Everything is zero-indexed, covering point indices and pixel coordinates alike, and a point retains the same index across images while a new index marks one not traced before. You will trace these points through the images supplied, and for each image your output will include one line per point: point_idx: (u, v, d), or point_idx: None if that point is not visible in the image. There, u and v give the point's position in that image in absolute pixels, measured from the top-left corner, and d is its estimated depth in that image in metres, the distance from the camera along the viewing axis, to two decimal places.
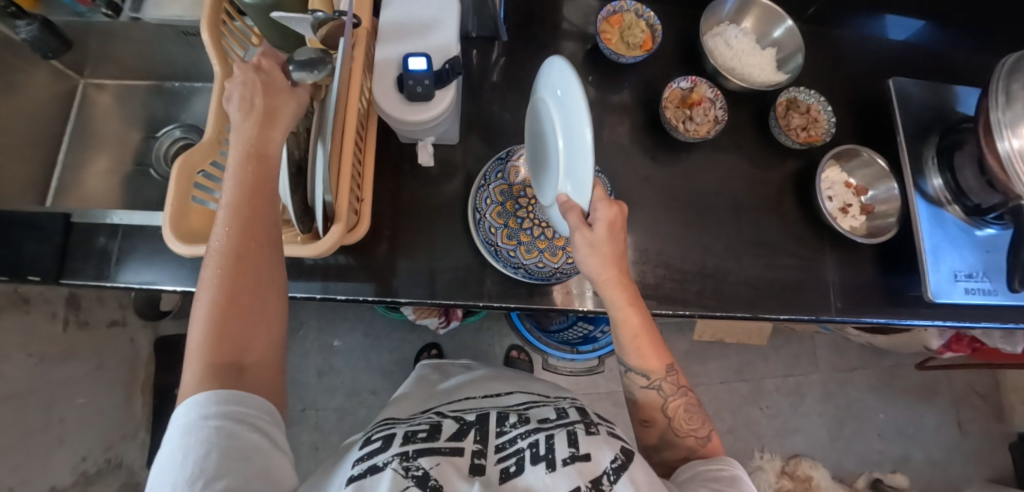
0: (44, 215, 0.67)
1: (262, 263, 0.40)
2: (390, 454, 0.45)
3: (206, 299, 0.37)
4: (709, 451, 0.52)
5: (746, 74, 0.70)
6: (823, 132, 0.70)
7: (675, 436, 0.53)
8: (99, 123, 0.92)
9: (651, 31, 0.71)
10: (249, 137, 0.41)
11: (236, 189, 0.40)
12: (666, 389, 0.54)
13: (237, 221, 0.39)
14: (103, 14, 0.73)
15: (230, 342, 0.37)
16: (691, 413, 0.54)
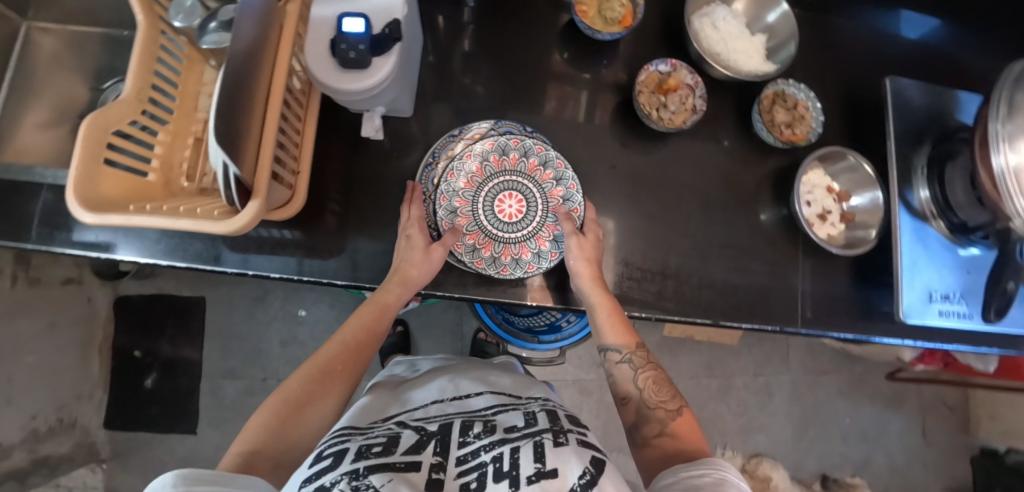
0: None
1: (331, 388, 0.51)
2: (339, 473, 0.37)
3: (281, 396, 0.48)
4: (672, 429, 0.49)
5: (731, 61, 0.64)
6: (808, 131, 0.64)
7: (646, 408, 0.51)
8: (41, 69, 0.84)
9: (633, 5, 0.64)
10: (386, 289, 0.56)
11: (359, 326, 0.56)
12: (633, 364, 0.54)
13: (350, 346, 0.55)
14: None
15: (278, 438, 0.44)
16: (661, 386, 0.53)
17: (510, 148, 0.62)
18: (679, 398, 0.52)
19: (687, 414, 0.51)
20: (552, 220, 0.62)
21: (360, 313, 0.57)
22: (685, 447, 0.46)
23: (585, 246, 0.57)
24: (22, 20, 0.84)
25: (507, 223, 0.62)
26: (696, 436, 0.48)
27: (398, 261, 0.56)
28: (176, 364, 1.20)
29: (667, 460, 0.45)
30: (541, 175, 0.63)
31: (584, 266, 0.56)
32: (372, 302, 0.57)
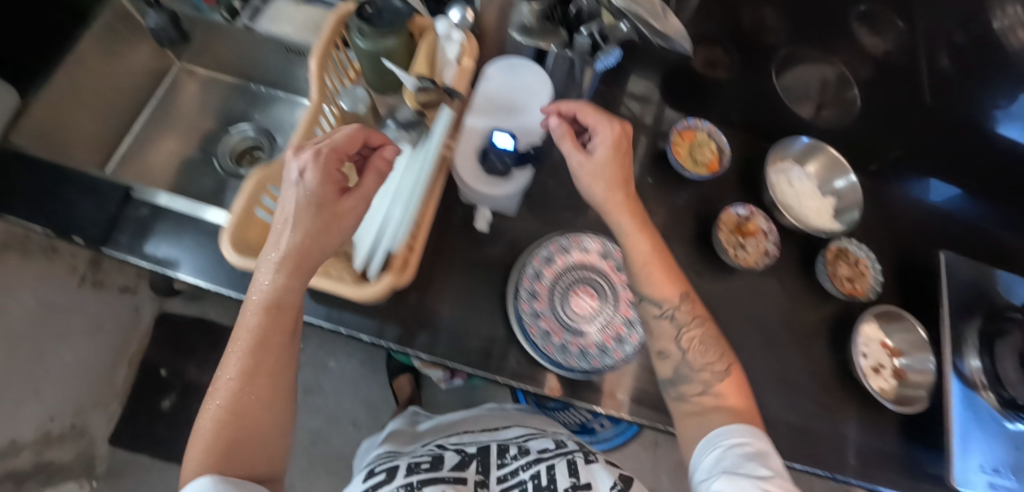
0: (108, 183, 0.68)
1: (269, 393, 0.42)
2: (395, 485, 0.47)
3: (214, 411, 0.40)
4: (718, 387, 0.48)
5: (801, 214, 0.72)
6: (869, 287, 0.70)
7: (685, 369, 0.50)
8: (180, 104, 0.94)
9: (720, 152, 0.72)
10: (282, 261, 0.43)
11: (249, 347, 0.42)
12: (670, 317, 0.51)
13: (253, 362, 0.41)
14: (221, 16, 0.76)
15: (227, 453, 0.38)
16: (707, 346, 0.50)
17: (592, 247, 0.64)
18: (725, 357, 0.50)
19: (733, 376, 0.49)
20: (619, 320, 0.61)
21: (244, 329, 0.43)
22: (726, 406, 0.47)
23: (613, 173, 0.52)
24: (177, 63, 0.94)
25: (580, 316, 0.61)
26: (743, 393, 0.48)
27: (301, 208, 0.43)
28: (196, 390, 1.16)
29: (698, 416, 0.47)
30: (615, 276, 0.63)
31: (606, 187, 0.51)
32: (257, 304, 0.43)
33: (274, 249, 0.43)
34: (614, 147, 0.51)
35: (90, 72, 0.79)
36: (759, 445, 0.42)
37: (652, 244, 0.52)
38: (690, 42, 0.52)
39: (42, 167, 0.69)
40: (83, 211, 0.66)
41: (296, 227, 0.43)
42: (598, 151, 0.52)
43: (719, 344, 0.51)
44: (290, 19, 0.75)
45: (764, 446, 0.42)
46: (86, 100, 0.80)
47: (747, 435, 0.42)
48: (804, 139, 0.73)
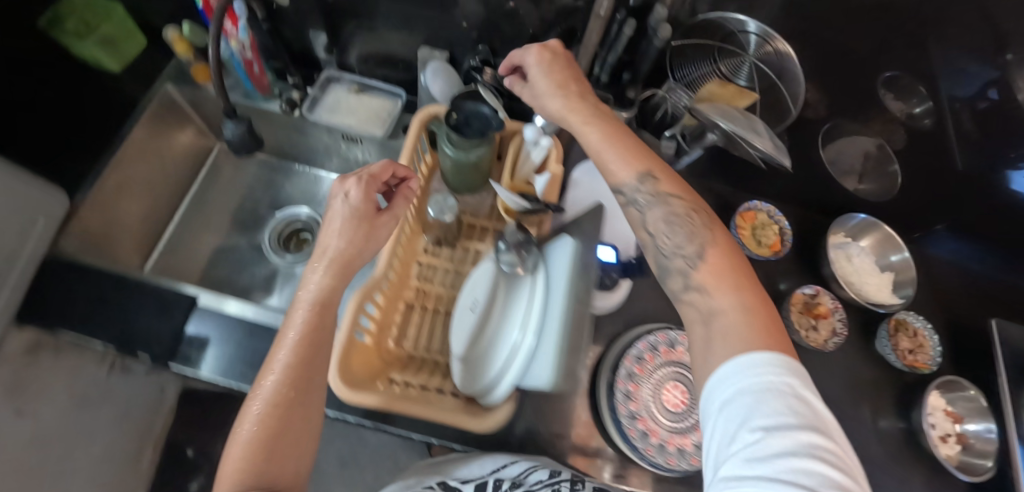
0: (173, 293, 0.65)
1: (307, 401, 0.42)
2: None
3: (252, 420, 0.40)
4: (699, 281, 0.43)
5: (861, 288, 0.74)
6: (929, 359, 0.73)
7: (662, 258, 0.46)
8: (221, 184, 0.91)
9: (783, 234, 0.75)
10: (327, 273, 0.47)
11: (297, 342, 0.43)
12: (643, 200, 0.47)
13: (297, 360, 0.43)
14: (281, 110, 0.76)
15: (260, 457, 0.38)
16: (673, 224, 0.46)
17: (678, 342, 0.65)
18: (706, 232, 0.45)
19: (715, 253, 0.43)
20: None
21: (295, 321, 0.45)
22: (721, 307, 0.41)
23: (555, 84, 0.53)
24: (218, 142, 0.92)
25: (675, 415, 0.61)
26: (731, 283, 0.42)
27: (334, 220, 0.48)
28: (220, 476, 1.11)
29: (703, 324, 0.41)
30: None
31: (563, 100, 0.52)
32: (306, 300, 0.46)
33: (327, 261, 0.47)
34: (559, 62, 0.54)
35: (137, 164, 0.77)
36: (768, 380, 0.35)
37: (602, 128, 0.50)
38: (789, 153, 0.50)
39: (102, 277, 0.66)
40: (151, 325, 0.63)
41: (343, 240, 0.47)
42: (539, 82, 0.54)
43: (701, 219, 0.45)
44: (354, 111, 0.75)
45: (773, 378, 0.35)
46: (132, 193, 0.77)
47: (755, 369, 0.36)
48: (860, 216, 0.77)
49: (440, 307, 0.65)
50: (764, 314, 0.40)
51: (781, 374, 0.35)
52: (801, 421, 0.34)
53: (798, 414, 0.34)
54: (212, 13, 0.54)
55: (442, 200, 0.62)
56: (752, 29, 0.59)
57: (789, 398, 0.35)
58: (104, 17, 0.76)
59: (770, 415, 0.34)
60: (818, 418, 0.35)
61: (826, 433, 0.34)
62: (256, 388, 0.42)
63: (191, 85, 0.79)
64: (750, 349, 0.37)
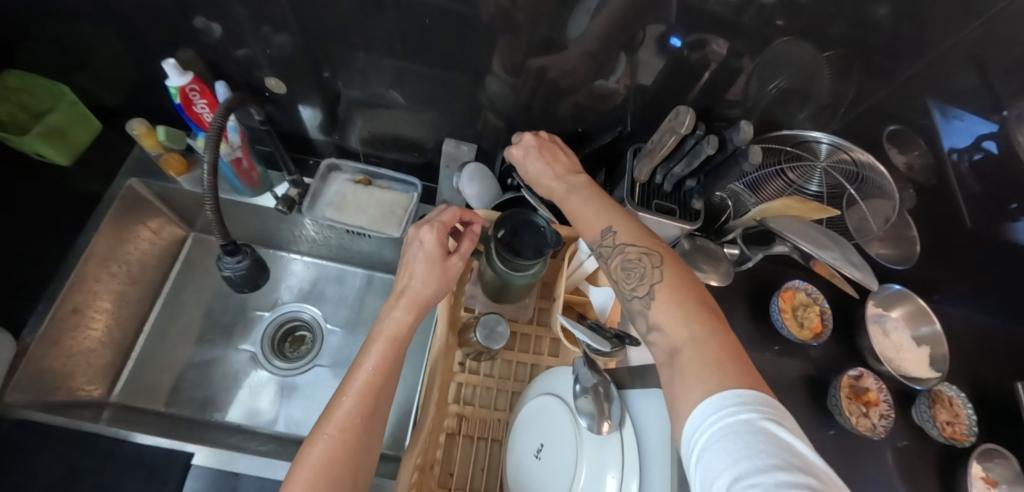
0: (165, 451, 0.59)
1: (370, 442, 0.40)
2: None
3: (319, 453, 0.37)
4: (654, 319, 0.41)
5: (899, 363, 0.74)
6: (966, 429, 0.72)
7: (623, 304, 0.44)
8: (197, 279, 0.81)
9: (822, 315, 0.74)
10: (409, 310, 0.45)
11: (375, 371, 0.42)
12: (606, 252, 0.46)
13: (372, 393, 0.41)
14: (276, 208, 0.67)
15: None
16: (629, 270, 0.44)
17: None
18: (658, 271, 0.43)
19: (665, 288, 0.41)
20: None
21: (374, 347, 0.43)
22: (680, 343, 0.38)
23: (544, 161, 0.55)
24: (190, 231, 0.83)
25: None
26: (683, 315, 0.39)
27: (408, 262, 0.47)
28: None
29: (669, 365, 0.38)
30: None
31: (551, 177, 0.53)
32: (391, 328, 0.44)
33: (410, 300, 0.45)
34: (537, 147, 0.56)
35: (98, 281, 0.69)
36: (726, 421, 0.32)
37: (576, 195, 0.51)
38: (875, 275, 0.51)
39: (70, 435, 0.58)
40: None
41: (423, 277, 0.46)
42: (528, 165, 0.56)
43: (652, 258, 0.43)
44: (364, 208, 0.68)
45: (732, 417, 0.32)
46: (92, 312, 0.68)
47: (710, 415, 0.33)
48: (895, 287, 0.77)
49: (486, 434, 0.57)
50: (722, 344, 0.37)
51: (742, 410, 0.32)
52: (769, 451, 0.29)
53: (762, 445, 0.29)
54: (210, 129, 0.49)
55: (491, 322, 0.55)
56: (823, 139, 0.64)
57: (751, 431, 0.30)
58: (52, 103, 0.66)
59: (731, 455, 0.29)
60: (789, 447, 0.30)
61: (803, 463, 0.29)
62: (326, 417, 0.40)
63: (160, 180, 0.72)
64: (707, 393, 0.34)
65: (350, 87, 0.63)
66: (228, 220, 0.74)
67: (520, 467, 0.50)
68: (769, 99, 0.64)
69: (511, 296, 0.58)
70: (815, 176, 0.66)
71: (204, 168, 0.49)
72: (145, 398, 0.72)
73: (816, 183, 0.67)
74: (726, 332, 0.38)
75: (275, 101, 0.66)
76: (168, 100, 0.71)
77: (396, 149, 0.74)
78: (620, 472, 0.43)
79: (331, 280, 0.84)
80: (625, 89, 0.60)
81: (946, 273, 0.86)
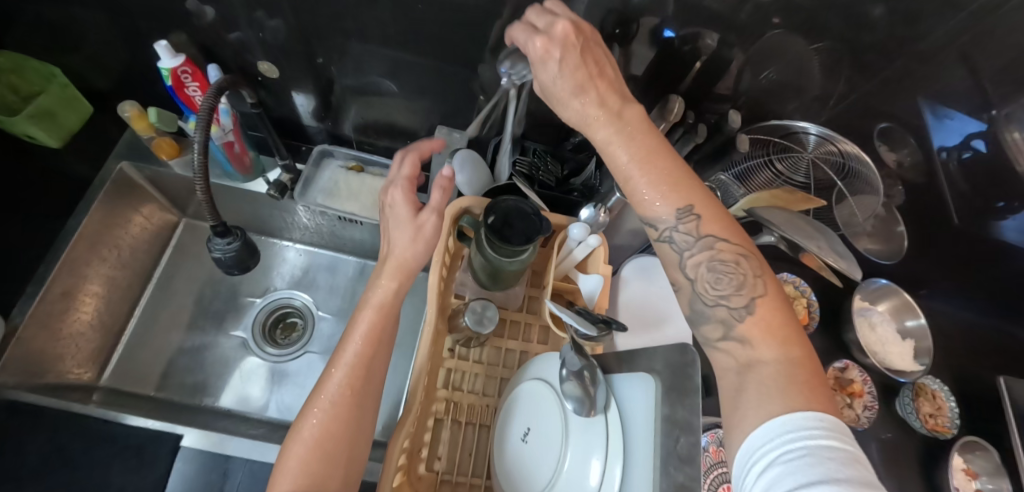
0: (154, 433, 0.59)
1: (363, 414, 0.41)
2: None
3: (312, 426, 0.38)
4: (743, 332, 0.38)
5: (885, 357, 0.75)
6: (949, 422, 0.73)
7: (701, 305, 0.40)
8: (188, 266, 0.81)
9: (810, 307, 0.75)
10: (393, 283, 0.44)
11: (363, 343, 0.42)
12: (682, 241, 0.40)
13: (361, 364, 0.41)
14: (267, 193, 0.67)
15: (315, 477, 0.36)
16: (718, 273, 0.39)
17: (710, 441, 0.62)
18: (758, 284, 0.38)
19: (764, 303, 0.38)
20: None
21: (362, 318, 0.43)
22: (762, 359, 0.36)
23: (576, 82, 0.42)
24: (182, 217, 0.83)
25: None
26: (781, 337, 0.37)
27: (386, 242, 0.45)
28: None
29: (738, 375, 0.37)
30: None
31: (590, 112, 0.43)
32: (377, 297, 0.44)
33: (396, 268, 0.44)
34: (579, 53, 0.41)
35: (88, 266, 0.68)
36: (802, 444, 0.31)
37: (631, 150, 0.41)
38: (858, 265, 0.52)
39: (58, 419, 0.58)
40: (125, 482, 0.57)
41: (413, 249, 0.44)
42: (553, 81, 0.43)
43: (751, 267, 0.39)
44: (356, 195, 0.68)
45: (809, 442, 0.31)
46: (82, 296, 0.68)
47: (782, 433, 0.32)
48: (881, 281, 0.78)
49: (474, 419, 0.57)
50: (809, 372, 0.35)
51: (820, 436, 0.31)
52: (850, 483, 0.28)
53: (843, 476, 0.29)
54: (201, 108, 0.49)
55: (482, 308, 0.55)
56: (812, 131, 0.66)
57: (831, 462, 0.30)
58: (40, 85, 0.66)
59: (807, 479, 0.29)
60: (870, 484, 0.29)
61: None
62: (318, 390, 0.41)
63: (152, 164, 0.72)
64: (784, 410, 0.33)
65: (343, 73, 0.62)
66: (219, 205, 0.75)
67: (511, 454, 0.50)
68: (760, 92, 0.64)
69: (501, 282, 0.59)
70: (802, 168, 0.67)
71: (193, 148, 0.49)
72: (135, 383, 0.72)
73: (803, 175, 0.67)
74: (813, 359, 0.36)
75: (268, 86, 0.65)
76: (161, 83, 0.70)
77: (389, 137, 0.75)
78: (603, 455, 0.43)
79: (323, 268, 0.85)
80: (617, 80, 0.60)
81: (934, 269, 0.87)
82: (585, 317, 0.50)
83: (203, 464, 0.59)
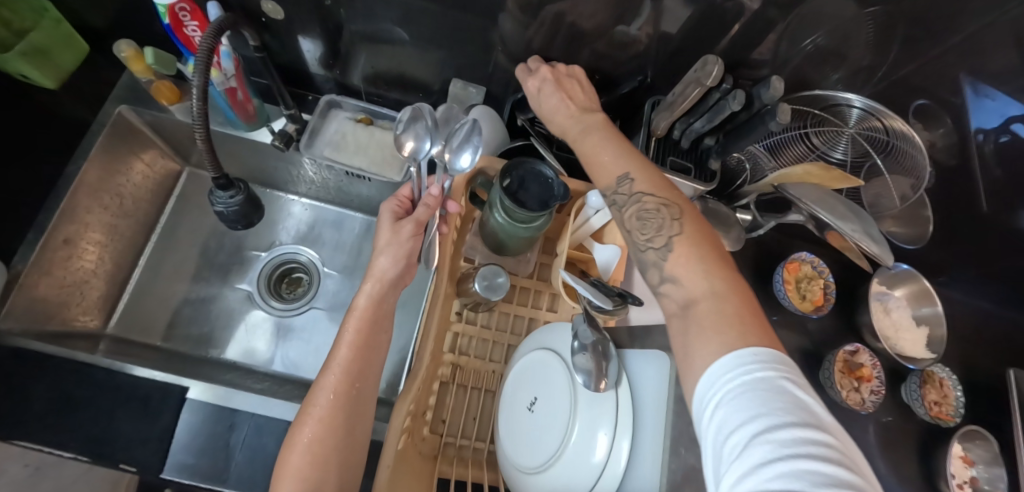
0: (159, 385, 0.60)
1: (355, 410, 0.45)
2: None
3: (308, 431, 0.42)
4: (670, 272, 0.39)
5: (897, 343, 0.74)
6: (952, 409, 0.72)
7: (637, 254, 0.42)
8: (192, 217, 0.80)
9: (824, 287, 0.73)
10: (375, 291, 0.49)
11: (351, 346, 0.46)
12: (621, 200, 0.44)
13: (352, 365, 0.46)
14: (273, 143, 0.64)
15: (318, 475, 0.40)
16: (646, 218, 0.42)
17: None
18: (676, 223, 0.40)
19: (682, 242, 0.40)
20: None
21: (349, 325, 0.48)
22: (697, 294, 0.37)
23: (560, 98, 0.53)
24: (184, 166, 0.81)
25: None
26: (701, 270, 0.38)
27: (374, 254, 0.50)
28: None
29: (682, 317, 0.37)
30: None
31: (565, 114, 0.52)
32: (360, 306, 0.49)
33: (375, 282, 0.50)
34: (555, 80, 0.54)
35: (89, 214, 0.67)
36: (743, 378, 0.31)
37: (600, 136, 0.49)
38: (890, 251, 0.51)
39: (65, 364, 0.59)
40: (133, 430, 0.57)
41: (395, 266, 0.50)
42: (545, 101, 0.54)
43: (671, 210, 0.41)
44: (364, 149, 0.65)
45: (750, 376, 0.31)
46: (84, 244, 0.67)
47: (727, 372, 0.32)
48: (902, 267, 0.76)
49: (481, 385, 0.57)
50: (742, 303, 0.36)
51: (759, 367, 0.31)
52: (786, 410, 0.28)
53: (780, 404, 0.28)
54: (199, 51, 0.46)
55: (493, 275, 0.53)
56: (857, 104, 0.62)
57: (771, 392, 0.29)
58: (32, 20, 0.61)
59: (748, 413, 0.29)
60: (807, 407, 0.29)
61: (820, 421, 0.28)
62: (313, 392, 0.45)
63: (152, 108, 0.69)
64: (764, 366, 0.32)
65: (352, 18, 0.58)
66: (221, 155, 0.72)
67: (508, 417, 0.50)
68: (800, 58, 0.60)
69: (512, 247, 0.57)
70: (841, 143, 0.63)
71: (191, 95, 0.46)
72: (141, 332, 0.73)
73: (841, 150, 0.64)
74: (748, 294, 0.37)
75: (271, 28, 0.61)
76: (157, 22, 0.66)
77: (399, 90, 0.71)
78: (612, 428, 0.43)
79: (329, 224, 0.83)
80: (646, 38, 0.56)
81: (958, 257, 0.84)
82: (599, 290, 0.48)
83: (207, 417, 0.59)
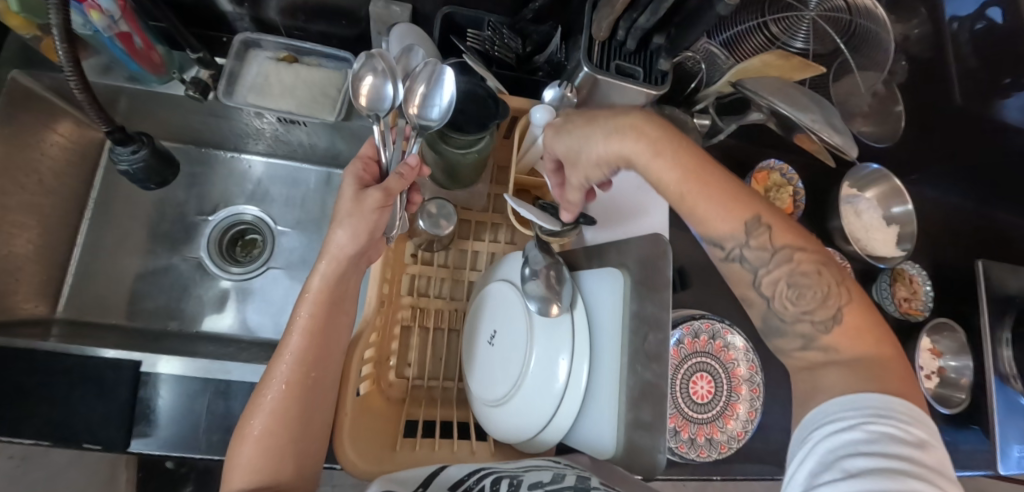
0: (113, 365, 0.56)
1: (312, 395, 0.41)
2: None
3: (259, 422, 0.38)
4: (831, 343, 0.34)
5: (868, 245, 0.73)
6: (922, 304, 0.73)
7: (779, 322, 0.36)
8: (125, 188, 0.74)
9: (795, 194, 0.71)
10: (329, 269, 0.43)
11: (305, 332, 0.41)
12: (752, 260, 0.37)
13: (307, 353, 0.41)
14: (188, 95, 0.58)
15: (270, 468, 0.37)
16: (798, 288, 0.35)
17: (702, 331, 0.57)
18: (842, 292, 0.35)
19: (853, 314, 0.34)
20: (734, 415, 0.56)
21: (303, 310, 0.42)
22: (847, 363, 0.33)
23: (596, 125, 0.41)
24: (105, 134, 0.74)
25: (698, 404, 0.56)
26: (872, 340, 0.34)
27: (329, 228, 0.42)
28: (217, 472, 0.94)
29: (813, 377, 0.34)
30: (724, 354, 0.58)
31: (615, 136, 0.40)
32: (315, 288, 0.43)
33: (332, 261, 0.42)
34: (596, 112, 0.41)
35: (6, 196, 0.60)
36: (872, 418, 0.29)
37: (647, 140, 0.38)
38: (854, 142, 0.48)
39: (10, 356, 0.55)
40: (97, 410, 0.55)
41: (353, 243, 0.42)
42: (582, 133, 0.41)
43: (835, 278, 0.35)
44: (291, 90, 0.59)
45: (883, 419, 0.29)
46: (9, 229, 0.61)
47: (855, 405, 0.30)
48: (874, 166, 0.74)
49: (442, 324, 0.56)
50: (897, 373, 0.32)
51: (895, 417, 0.29)
52: (914, 466, 0.27)
53: (911, 458, 0.27)
54: None
55: (438, 205, 0.51)
56: None
57: (901, 443, 0.28)
58: None
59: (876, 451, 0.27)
60: (936, 475, 0.27)
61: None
62: (267, 378, 0.40)
63: (48, 69, 0.60)
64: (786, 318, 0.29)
65: None
66: (138, 114, 0.66)
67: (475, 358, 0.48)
68: None
69: (462, 179, 0.53)
70: (802, 30, 0.59)
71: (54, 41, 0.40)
72: (94, 313, 0.69)
73: (802, 39, 0.59)
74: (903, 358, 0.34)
75: None
76: None
77: (320, 17, 0.63)
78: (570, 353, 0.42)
79: (274, 180, 0.78)
80: None
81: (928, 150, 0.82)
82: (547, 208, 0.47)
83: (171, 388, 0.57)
